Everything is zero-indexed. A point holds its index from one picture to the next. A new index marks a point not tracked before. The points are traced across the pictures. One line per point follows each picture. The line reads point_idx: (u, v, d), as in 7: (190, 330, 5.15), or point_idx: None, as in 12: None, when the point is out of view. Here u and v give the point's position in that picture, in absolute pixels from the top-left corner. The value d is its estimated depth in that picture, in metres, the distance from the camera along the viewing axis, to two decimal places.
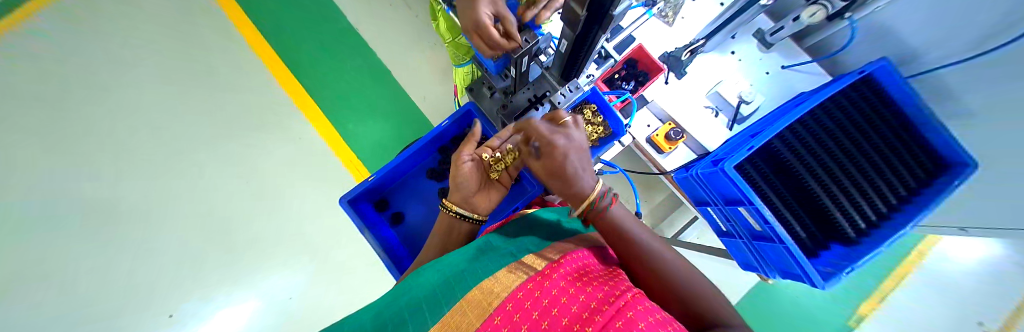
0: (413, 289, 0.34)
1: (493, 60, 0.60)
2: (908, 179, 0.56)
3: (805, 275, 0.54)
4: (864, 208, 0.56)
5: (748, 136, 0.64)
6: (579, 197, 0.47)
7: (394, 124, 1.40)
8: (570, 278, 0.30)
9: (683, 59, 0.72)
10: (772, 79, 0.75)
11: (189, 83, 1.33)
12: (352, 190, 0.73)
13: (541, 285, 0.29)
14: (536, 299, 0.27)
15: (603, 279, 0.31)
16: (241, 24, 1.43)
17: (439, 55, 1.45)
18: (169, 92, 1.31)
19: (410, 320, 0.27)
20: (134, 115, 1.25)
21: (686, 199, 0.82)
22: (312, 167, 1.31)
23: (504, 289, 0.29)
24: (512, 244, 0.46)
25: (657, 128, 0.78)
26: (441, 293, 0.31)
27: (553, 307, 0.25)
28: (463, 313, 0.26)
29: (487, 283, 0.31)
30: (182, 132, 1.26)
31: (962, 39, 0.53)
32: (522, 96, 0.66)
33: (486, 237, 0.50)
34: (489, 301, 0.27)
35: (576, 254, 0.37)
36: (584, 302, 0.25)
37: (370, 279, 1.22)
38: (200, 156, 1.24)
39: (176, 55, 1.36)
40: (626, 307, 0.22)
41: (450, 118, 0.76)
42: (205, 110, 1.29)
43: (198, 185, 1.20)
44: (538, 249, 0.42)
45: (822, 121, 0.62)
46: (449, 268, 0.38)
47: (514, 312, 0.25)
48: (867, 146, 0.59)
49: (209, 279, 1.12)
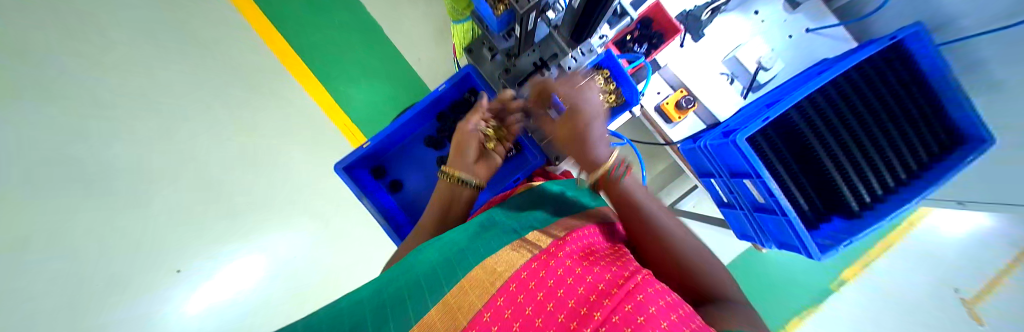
0: (413, 266, 0.34)
1: (495, 17, 0.54)
2: (922, 152, 0.55)
3: (802, 247, 0.55)
4: (872, 182, 0.55)
5: (763, 106, 0.61)
6: (594, 163, 0.50)
7: (389, 86, 1.33)
8: (576, 257, 0.30)
9: (703, 19, 0.67)
10: (794, 44, 0.70)
11: (160, 35, 1.21)
12: (348, 156, 0.70)
13: (547, 264, 0.28)
14: (541, 279, 0.26)
15: (608, 259, 0.30)
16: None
17: (433, 10, 1.33)
18: (137, 44, 1.19)
19: (408, 300, 0.26)
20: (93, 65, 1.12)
21: (689, 170, 0.81)
22: (305, 130, 1.26)
23: (506, 269, 0.28)
24: (514, 220, 0.45)
25: (668, 95, 0.74)
26: (442, 270, 0.31)
27: (558, 287, 0.25)
28: (463, 294, 0.26)
29: (489, 262, 0.30)
30: (160, 90, 1.17)
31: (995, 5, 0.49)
32: (527, 59, 0.61)
33: (489, 212, 0.50)
34: (490, 282, 0.27)
35: (583, 232, 0.36)
36: (591, 283, 0.24)
37: (375, 241, 1.26)
38: (185, 116, 1.17)
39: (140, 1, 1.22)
40: (635, 290, 0.22)
41: (446, 82, 0.71)
42: (183, 66, 1.21)
43: (188, 147, 1.16)
44: (542, 226, 0.41)
45: (844, 91, 0.58)
46: (449, 246, 0.37)
47: (517, 293, 0.25)
48: (886, 117, 0.56)
49: (210, 242, 1.11)
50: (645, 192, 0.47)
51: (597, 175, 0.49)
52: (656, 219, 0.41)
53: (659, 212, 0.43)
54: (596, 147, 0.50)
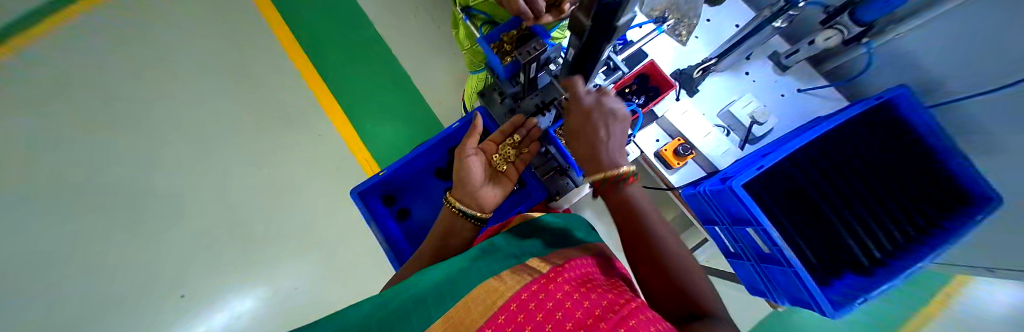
0: (416, 283, 0.41)
1: (502, 66, 0.56)
2: (930, 210, 0.53)
3: (815, 302, 0.51)
4: (881, 239, 0.53)
5: (757, 156, 0.64)
6: (599, 160, 0.49)
7: (408, 125, 1.50)
8: (573, 284, 0.34)
9: (695, 77, 0.76)
10: (788, 101, 0.77)
11: (213, 74, 1.39)
12: (362, 183, 0.69)
13: (546, 288, 0.33)
14: (539, 302, 0.31)
15: (603, 287, 0.34)
16: (279, 29, 1.57)
17: (456, 64, 1.57)
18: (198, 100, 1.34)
19: (416, 311, 0.33)
20: (167, 95, 1.34)
21: (692, 217, 0.80)
22: (329, 160, 1.36)
23: (508, 289, 0.34)
24: (515, 246, 0.48)
25: (666, 143, 0.78)
26: (445, 289, 0.37)
27: (557, 309, 0.29)
28: (465, 316, 0.31)
29: (491, 284, 0.36)
30: (203, 121, 1.30)
31: (980, 74, 0.51)
32: (530, 101, 0.64)
33: (491, 238, 0.53)
34: (493, 299, 0.33)
35: (579, 262, 0.40)
36: (587, 308, 0.29)
37: (369, 274, 1.20)
38: (225, 155, 1.26)
39: (206, 48, 1.44)
40: (629, 317, 0.25)
41: (459, 121, 0.72)
42: (227, 98, 1.36)
43: (221, 189, 1.20)
44: (541, 254, 0.44)
45: (834, 148, 0.60)
46: (454, 265, 0.44)
47: (517, 313, 0.30)
48: (878, 175, 0.58)
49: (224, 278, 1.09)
50: (651, 207, 0.47)
51: (600, 178, 0.47)
52: (658, 239, 0.42)
53: (662, 231, 0.44)
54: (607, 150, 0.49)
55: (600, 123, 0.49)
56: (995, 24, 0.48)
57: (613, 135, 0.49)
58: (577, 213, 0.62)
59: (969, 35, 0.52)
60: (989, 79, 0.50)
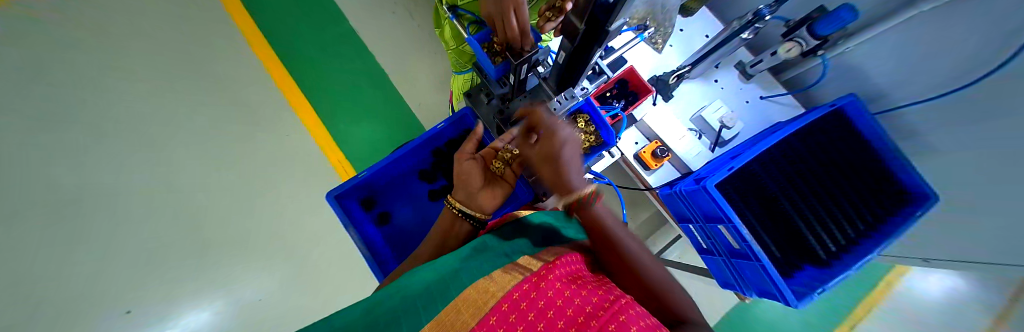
0: (407, 284, 0.40)
1: (493, 65, 0.56)
2: (874, 207, 0.60)
3: (779, 293, 0.56)
4: (835, 233, 0.59)
5: (728, 158, 0.69)
6: (570, 192, 0.43)
7: (388, 126, 1.46)
8: (564, 280, 0.35)
9: (671, 83, 0.80)
10: (751, 107, 0.83)
11: (165, 64, 1.27)
12: (339, 186, 0.66)
13: (538, 286, 0.33)
14: (531, 300, 0.31)
15: (593, 284, 0.35)
16: (245, 21, 1.47)
17: (436, 64, 1.54)
18: (140, 94, 1.18)
19: (407, 313, 0.32)
20: (96, 75, 1.14)
21: (669, 216, 0.84)
22: (301, 161, 1.29)
23: (499, 289, 0.33)
24: (507, 244, 0.50)
25: (644, 145, 0.82)
26: (435, 291, 0.36)
27: (549, 308, 0.29)
28: (457, 314, 0.31)
29: (481, 284, 0.35)
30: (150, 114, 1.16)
31: (917, 84, 0.59)
32: (519, 103, 0.64)
33: (483, 236, 0.54)
34: (484, 301, 0.32)
35: (570, 258, 0.41)
36: (579, 305, 0.29)
37: (347, 279, 1.16)
38: (180, 157, 1.13)
39: (156, 34, 1.30)
40: (620, 312, 0.26)
41: (446, 120, 0.71)
42: (182, 90, 1.24)
43: (171, 193, 1.06)
44: (533, 252, 0.46)
45: (794, 151, 0.66)
46: (443, 266, 0.44)
47: (510, 313, 0.29)
48: (831, 175, 0.64)
49: (180, 292, 0.97)
50: (620, 224, 0.46)
51: (573, 202, 0.43)
52: (637, 259, 0.42)
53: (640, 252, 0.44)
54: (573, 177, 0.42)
55: (563, 146, 0.43)
56: (927, 36, 0.55)
57: (577, 156, 0.44)
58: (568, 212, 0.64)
59: (903, 49, 0.60)
60: (926, 86, 0.58)
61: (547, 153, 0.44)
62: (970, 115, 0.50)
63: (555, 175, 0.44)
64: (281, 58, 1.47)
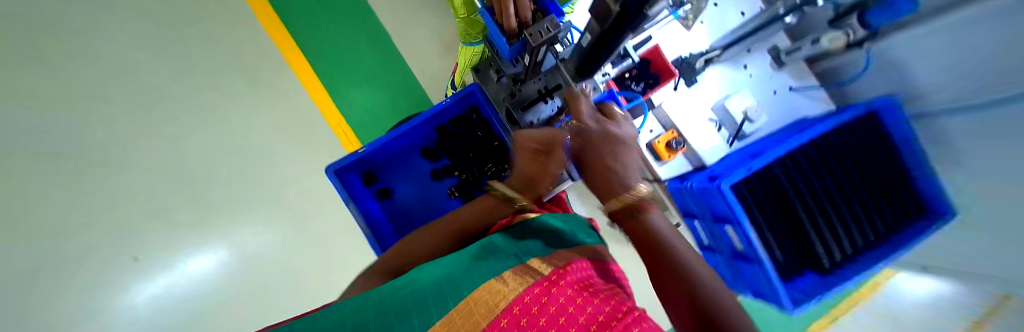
0: (417, 277, 0.39)
1: (506, 44, 0.50)
2: (888, 218, 0.58)
3: (776, 297, 0.57)
4: (843, 242, 0.58)
5: (748, 156, 0.65)
6: (615, 188, 0.43)
7: (388, 93, 1.40)
8: (575, 287, 0.33)
9: (698, 67, 0.75)
10: (778, 99, 0.77)
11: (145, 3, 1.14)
12: (341, 159, 0.63)
13: (549, 292, 0.32)
14: (542, 306, 0.29)
15: (604, 294, 0.33)
16: None
17: (441, 26, 1.42)
18: (125, 33, 1.08)
19: (417, 309, 0.31)
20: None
21: (675, 209, 0.83)
22: (299, 123, 1.25)
23: (510, 292, 0.32)
24: (516, 246, 0.47)
25: (659, 134, 0.78)
26: (447, 288, 0.35)
27: (561, 314, 0.28)
28: (468, 313, 0.29)
29: (492, 285, 0.34)
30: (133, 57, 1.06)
31: (955, 88, 0.52)
32: (532, 86, 0.58)
33: (489, 236, 0.51)
34: (494, 302, 0.30)
35: (580, 264, 0.40)
36: (591, 313, 0.27)
37: (348, 246, 1.18)
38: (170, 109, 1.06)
39: None
40: (638, 324, 0.24)
41: (451, 97, 0.66)
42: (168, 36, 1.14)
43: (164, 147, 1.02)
44: (543, 253, 0.44)
45: (822, 154, 0.61)
46: (452, 265, 0.42)
47: (520, 317, 0.28)
48: (856, 181, 0.60)
49: (182, 243, 0.95)
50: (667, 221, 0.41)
51: (617, 206, 0.42)
52: (679, 254, 0.35)
53: (684, 247, 0.36)
54: (627, 179, 0.44)
55: (625, 157, 0.46)
56: (957, 33, 0.49)
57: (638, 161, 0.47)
58: (576, 214, 0.63)
59: (943, 49, 0.52)
60: (960, 91, 0.52)
61: (601, 155, 0.46)
62: (1010, 127, 0.44)
63: (606, 177, 0.45)
64: (276, 10, 1.38)
